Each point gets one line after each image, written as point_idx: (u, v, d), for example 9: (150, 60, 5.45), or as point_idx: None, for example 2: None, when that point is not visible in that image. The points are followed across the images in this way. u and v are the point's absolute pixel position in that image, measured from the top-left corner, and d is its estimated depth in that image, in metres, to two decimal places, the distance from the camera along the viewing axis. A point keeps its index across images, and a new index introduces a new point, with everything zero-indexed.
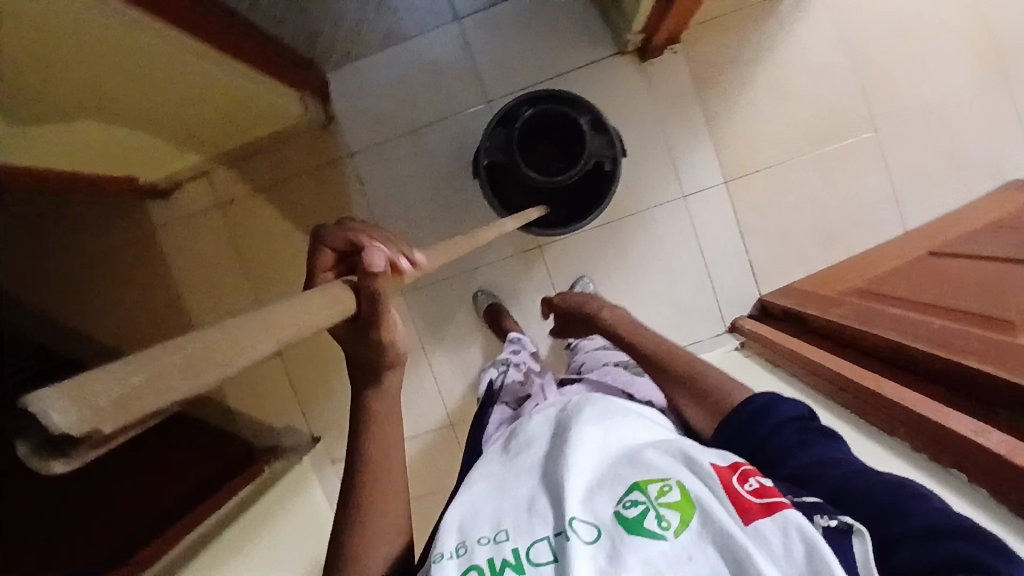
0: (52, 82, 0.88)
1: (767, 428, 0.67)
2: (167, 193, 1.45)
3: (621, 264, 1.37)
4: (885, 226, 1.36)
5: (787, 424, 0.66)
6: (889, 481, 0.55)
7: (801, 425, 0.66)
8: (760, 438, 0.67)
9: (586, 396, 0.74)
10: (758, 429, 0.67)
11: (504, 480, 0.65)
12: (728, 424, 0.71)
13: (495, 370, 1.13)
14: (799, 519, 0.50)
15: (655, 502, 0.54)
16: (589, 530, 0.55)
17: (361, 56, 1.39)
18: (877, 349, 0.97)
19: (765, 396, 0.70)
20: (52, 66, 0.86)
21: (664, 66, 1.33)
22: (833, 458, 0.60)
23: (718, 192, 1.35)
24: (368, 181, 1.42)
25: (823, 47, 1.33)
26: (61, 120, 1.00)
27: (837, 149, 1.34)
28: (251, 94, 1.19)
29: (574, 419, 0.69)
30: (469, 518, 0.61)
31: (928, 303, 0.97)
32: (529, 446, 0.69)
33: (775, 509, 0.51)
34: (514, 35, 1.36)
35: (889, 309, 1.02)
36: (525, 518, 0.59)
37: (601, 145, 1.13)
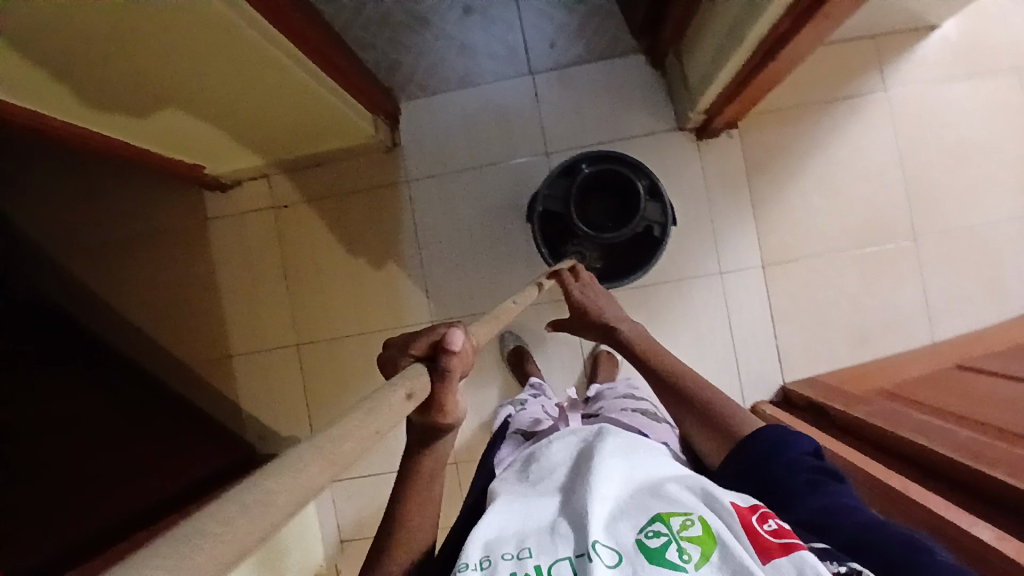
0: (158, 65, 0.94)
1: (779, 466, 0.71)
2: (226, 187, 1.51)
3: (651, 329, 1.40)
4: (913, 334, 1.38)
5: (799, 466, 0.70)
6: (905, 539, 0.59)
7: (812, 464, 0.71)
8: (770, 473, 0.71)
9: (608, 432, 0.78)
10: (771, 463, 0.72)
11: (526, 501, 0.69)
12: (741, 451, 0.75)
13: (512, 406, 1.14)
14: (814, 560, 0.54)
15: (677, 535, 0.57)
16: (612, 555, 0.57)
17: (436, 91, 1.46)
18: (900, 449, 0.97)
19: (777, 431, 0.75)
20: (160, 53, 0.91)
21: (720, 147, 1.40)
22: (840, 503, 0.65)
23: (755, 274, 1.39)
24: (421, 209, 1.47)
25: (873, 155, 1.39)
26: (152, 99, 1.06)
27: (875, 253, 1.38)
28: (333, 110, 1.25)
29: (598, 448, 0.73)
30: (495, 534, 0.64)
31: (954, 412, 0.98)
32: (549, 474, 0.73)
33: (793, 550, 0.55)
34: (583, 96, 1.43)
35: (916, 413, 1.03)
36: (548, 538, 0.62)
37: (655, 211, 1.18)
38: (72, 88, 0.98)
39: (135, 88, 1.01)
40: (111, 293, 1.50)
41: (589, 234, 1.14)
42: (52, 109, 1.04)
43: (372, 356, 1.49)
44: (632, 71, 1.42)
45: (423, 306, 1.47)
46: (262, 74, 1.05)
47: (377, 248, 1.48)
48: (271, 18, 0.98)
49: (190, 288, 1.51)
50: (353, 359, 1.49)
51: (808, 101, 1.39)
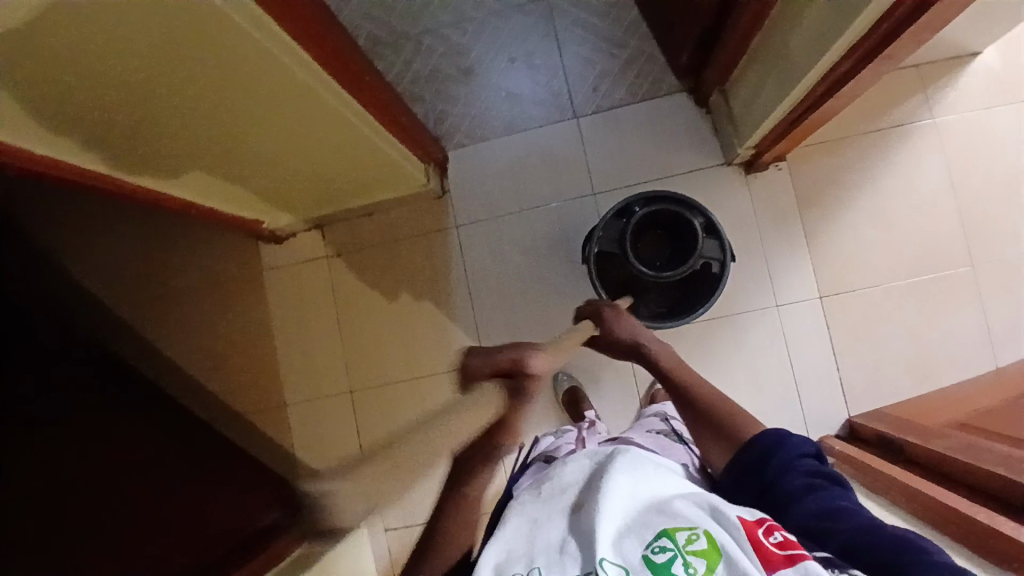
0: (234, 126, 0.98)
1: (779, 470, 0.85)
2: (281, 239, 1.56)
3: (708, 365, 1.38)
4: (978, 362, 1.35)
5: (798, 469, 0.84)
6: (891, 535, 0.70)
7: (808, 468, 0.84)
8: (771, 480, 0.85)
9: (619, 447, 0.80)
10: (771, 470, 0.86)
11: (535, 520, 0.72)
12: (745, 459, 0.89)
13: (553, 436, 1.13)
14: (818, 570, 0.59)
15: (683, 550, 0.63)
16: (619, 572, 0.62)
17: (483, 138, 1.50)
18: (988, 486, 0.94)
19: (775, 435, 0.90)
20: (239, 115, 0.95)
21: (768, 181, 1.41)
22: (832, 501, 0.78)
23: (812, 305, 1.38)
24: (470, 253, 1.49)
25: (924, 183, 1.38)
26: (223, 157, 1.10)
27: (932, 280, 1.37)
28: (389, 160, 1.29)
29: (608, 465, 0.76)
30: (506, 554, 0.69)
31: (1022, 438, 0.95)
32: (560, 491, 0.77)
33: (797, 560, 0.60)
34: (628, 136, 1.46)
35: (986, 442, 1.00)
36: (556, 558, 0.66)
37: (712, 248, 1.19)
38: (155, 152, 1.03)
39: (210, 147, 1.04)
40: None
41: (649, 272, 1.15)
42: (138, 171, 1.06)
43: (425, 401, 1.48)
44: (676, 110, 1.45)
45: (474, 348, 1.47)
46: (330, 130, 1.09)
47: (427, 292, 1.50)
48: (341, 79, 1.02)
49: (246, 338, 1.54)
50: (406, 404, 1.49)
51: (855, 132, 1.40)
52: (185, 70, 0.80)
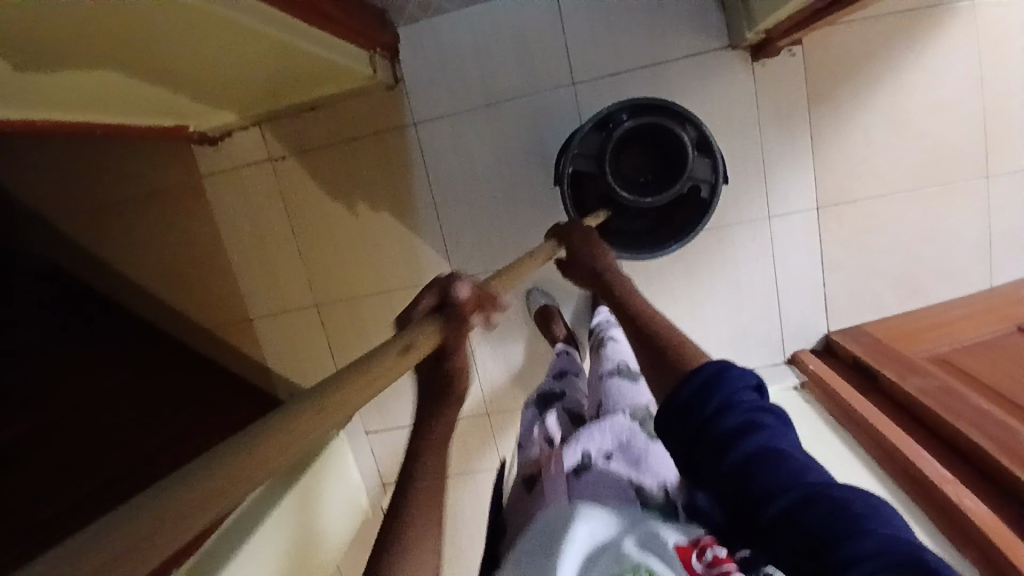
0: (106, 44, 0.76)
1: (712, 411, 0.60)
2: (216, 140, 1.35)
3: (686, 280, 1.30)
4: (971, 278, 1.27)
5: (741, 409, 0.59)
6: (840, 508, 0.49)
7: (749, 401, 0.61)
8: (704, 417, 0.60)
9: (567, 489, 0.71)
10: (708, 402, 0.61)
11: None
12: (676, 394, 0.64)
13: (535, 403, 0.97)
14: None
15: None
16: None
17: (440, 11, 1.24)
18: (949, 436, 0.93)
19: (716, 364, 0.64)
20: (105, 32, 0.73)
21: (777, 69, 1.19)
22: (778, 453, 0.55)
23: (808, 216, 1.25)
24: (431, 154, 1.31)
25: (959, 73, 1.18)
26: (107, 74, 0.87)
27: (942, 189, 1.23)
28: (326, 59, 1.06)
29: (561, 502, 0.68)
30: None
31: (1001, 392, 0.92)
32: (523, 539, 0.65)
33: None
34: (615, 9, 1.20)
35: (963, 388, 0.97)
36: None
37: (703, 169, 1.05)
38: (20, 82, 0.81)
39: (89, 64, 0.81)
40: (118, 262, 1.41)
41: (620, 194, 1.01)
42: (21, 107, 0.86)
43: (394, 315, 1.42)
44: None
45: (442, 267, 1.36)
46: (238, 36, 0.86)
47: (385, 200, 1.34)
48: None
49: (195, 251, 1.41)
50: (374, 318, 1.42)
51: (886, 7, 1.15)
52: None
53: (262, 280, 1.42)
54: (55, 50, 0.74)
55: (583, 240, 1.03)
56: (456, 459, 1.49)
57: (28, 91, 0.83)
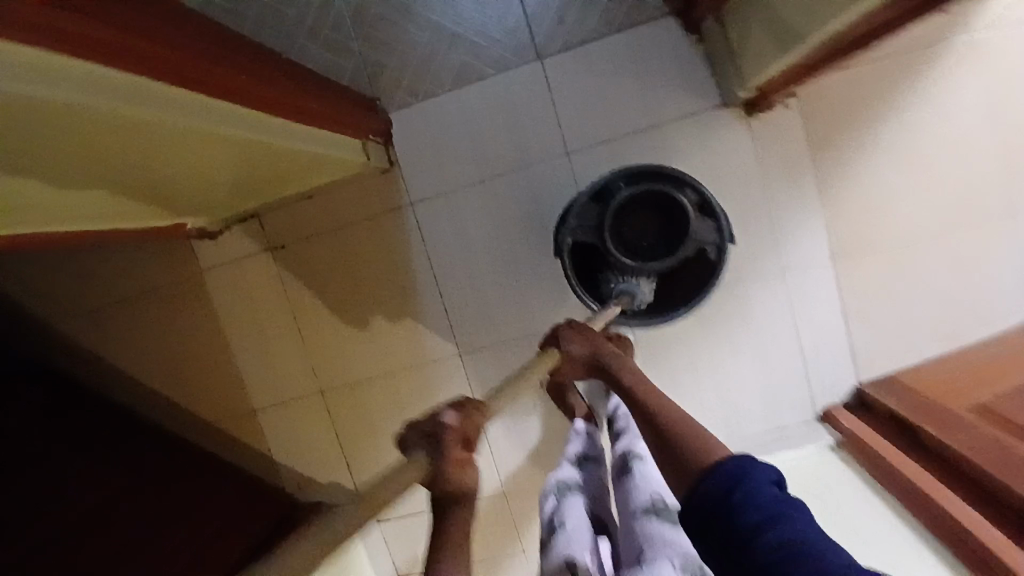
0: (91, 168, 0.76)
1: (730, 508, 0.62)
2: (215, 234, 1.33)
3: (703, 341, 1.25)
4: (1008, 316, 1.20)
5: (760, 505, 0.61)
6: None
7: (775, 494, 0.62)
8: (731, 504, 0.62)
9: None
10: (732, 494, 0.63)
11: None
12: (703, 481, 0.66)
13: (555, 497, 0.83)
14: None
15: None
16: None
17: (430, 94, 1.25)
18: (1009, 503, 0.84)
19: (737, 459, 0.66)
20: (91, 158, 0.73)
21: (773, 123, 1.17)
22: (794, 538, 0.57)
23: (824, 267, 1.21)
24: (431, 232, 1.30)
25: (963, 111, 1.15)
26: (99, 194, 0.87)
27: (963, 227, 1.18)
28: (318, 152, 1.05)
29: None
30: None
31: None
32: None
33: None
34: (604, 78, 1.20)
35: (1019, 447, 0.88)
36: None
37: (707, 231, 1.07)
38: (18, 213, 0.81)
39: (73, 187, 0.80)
40: (123, 364, 1.39)
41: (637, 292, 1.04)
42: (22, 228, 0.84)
43: (403, 400, 1.37)
44: (661, 42, 1.18)
45: (449, 347, 1.33)
46: (224, 141, 0.86)
47: (387, 281, 1.32)
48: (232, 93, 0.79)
49: (198, 349, 1.38)
50: (385, 401, 1.37)
51: (878, 53, 1.14)
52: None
53: (268, 371, 1.39)
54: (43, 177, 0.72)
55: (573, 333, 0.99)
56: (478, 544, 1.41)
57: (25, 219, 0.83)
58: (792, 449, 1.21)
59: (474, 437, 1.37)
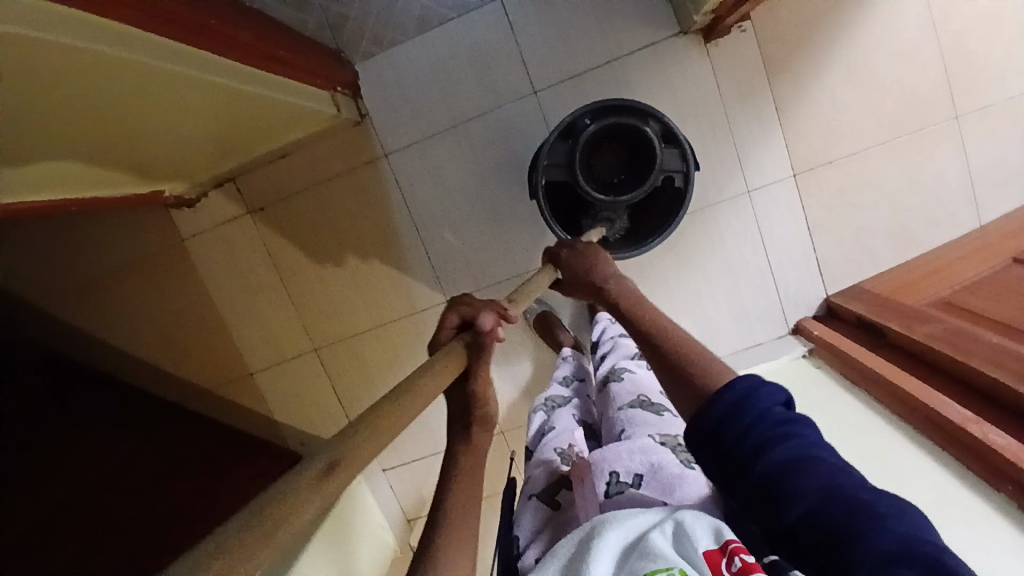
0: (63, 129, 0.76)
1: (735, 430, 0.57)
2: (193, 201, 1.34)
3: (678, 267, 1.30)
4: (959, 219, 1.27)
5: (767, 428, 0.56)
6: (859, 505, 0.48)
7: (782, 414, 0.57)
8: (737, 424, 0.57)
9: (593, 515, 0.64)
10: (741, 416, 0.57)
11: None
12: (704, 407, 0.60)
13: (544, 412, 0.94)
14: None
15: None
16: None
17: (394, 43, 1.26)
18: (954, 373, 0.92)
19: (747, 380, 0.59)
20: (64, 114, 0.73)
21: (730, 48, 1.21)
22: (804, 461, 0.53)
23: (787, 185, 1.26)
24: (407, 182, 1.32)
25: (908, 23, 1.19)
26: (74, 158, 0.88)
27: (915, 137, 1.24)
28: (287, 103, 1.06)
29: (589, 526, 0.62)
30: None
31: (1002, 322, 0.90)
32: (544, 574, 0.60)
33: None
34: (563, 15, 1.22)
35: (968, 326, 0.95)
36: None
37: (672, 158, 1.09)
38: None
39: (36, 150, 0.79)
40: (113, 339, 1.39)
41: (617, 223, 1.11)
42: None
43: (394, 349, 1.41)
44: None
45: (435, 295, 1.36)
46: (193, 93, 0.86)
47: (368, 233, 1.34)
48: (188, 32, 0.80)
49: (187, 317, 1.40)
50: (376, 352, 1.41)
51: None
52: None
53: (259, 333, 1.41)
54: (7, 139, 0.72)
55: (573, 256, 1.01)
56: (479, 482, 1.47)
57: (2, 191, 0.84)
58: (765, 360, 1.29)
59: None
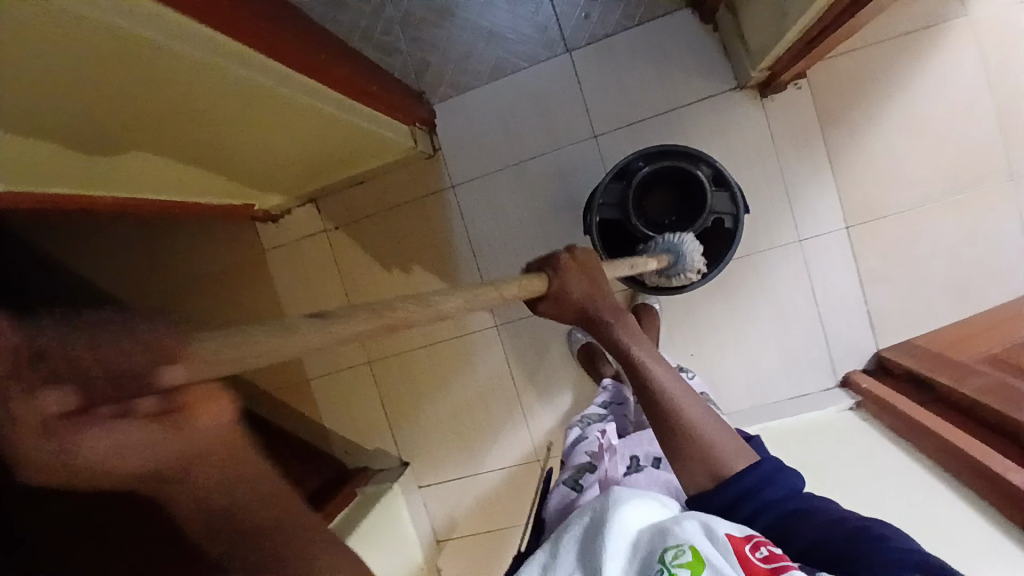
0: (185, 134, 0.90)
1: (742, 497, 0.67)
2: (277, 218, 1.48)
3: (724, 308, 1.32)
4: (1020, 281, 1.25)
5: (765, 489, 0.67)
6: (849, 528, 0.60)
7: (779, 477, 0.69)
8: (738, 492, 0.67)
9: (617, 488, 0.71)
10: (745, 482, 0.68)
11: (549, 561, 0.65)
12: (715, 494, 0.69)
13: (580, 428, 0.98)
14: None
15: (669, 566, 0.57)
16: None
17: (469, 86, 1.38)
18: (1005, 427, 0.89)
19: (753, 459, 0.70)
20: (187, 122, 0.87)
21: (786, 103, 1.27)
22: (802, 508, 0.65)
23: (838, 236, 1.28)
24: (469, 212, 1.42)
25: (967, 85, 1.22)
26: (183, 161, 1.02)
27: (974, 197, 1.24)
28: (369, 133, 1.19)
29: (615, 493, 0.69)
30: None
31: None
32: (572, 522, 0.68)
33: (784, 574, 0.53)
34: (626, 67, 1.32)
35: (1022, 383, 0.93)
36: None
37: (723, 201, 1.15)
38: (113, 172, 0.95)
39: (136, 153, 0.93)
40: None
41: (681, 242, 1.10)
42: (91, 187, 0.97)
43: (442, 367, 1.47)
44: (679, 34, 1.29)
45: (485, 318, 1.43)
46: (297, 116, 1.00)
47: (428, 257, 1.44)
48: (295, 61, 0.93)
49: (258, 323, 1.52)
50: (425, 370, 1.48)
51: (885, 34, 1.22)
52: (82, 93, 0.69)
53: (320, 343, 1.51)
54: (140, 136, 0.85)
55: (571, 267, 0.85)
56: (511, 509, 1.49)
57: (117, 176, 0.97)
58: (810, 409, 1.27)
59: (508, 402, 1.46)
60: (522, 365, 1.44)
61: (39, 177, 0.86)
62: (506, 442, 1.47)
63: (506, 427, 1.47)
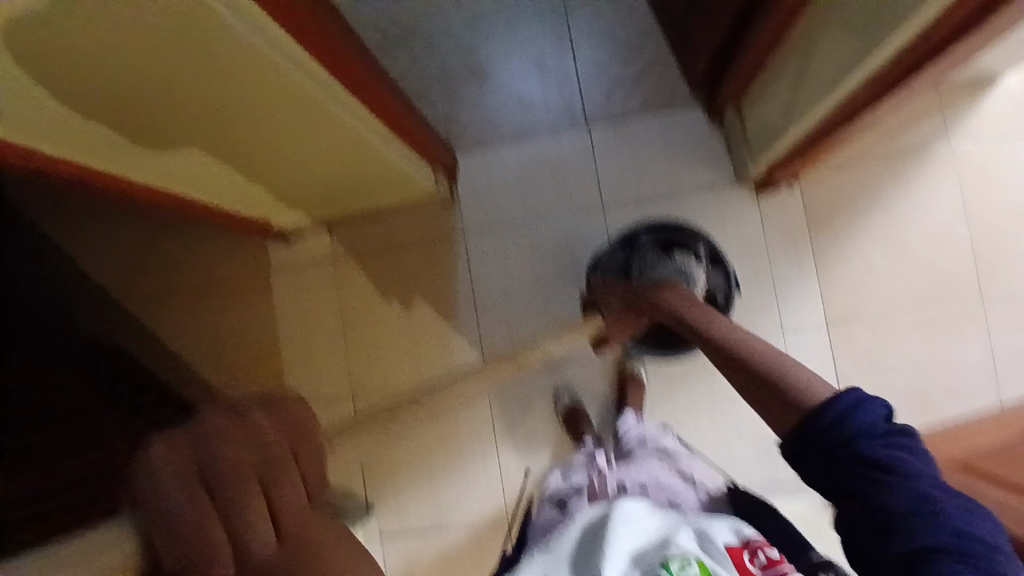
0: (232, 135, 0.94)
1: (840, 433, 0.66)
2: (289, 237, 1.51)
3: (705, 383, 1.41)
4: (978, 397, 1.34)
5: (869, 433, 0.65)
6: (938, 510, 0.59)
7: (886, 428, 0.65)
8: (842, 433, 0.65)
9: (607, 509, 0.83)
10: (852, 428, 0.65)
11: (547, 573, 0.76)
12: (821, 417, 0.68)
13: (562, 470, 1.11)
14: None
15: None
16: None
17: (493, 144, 1.49)
18: None
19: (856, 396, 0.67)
20: (239, 125, 0.92)
21: (779, 203, 1.39)
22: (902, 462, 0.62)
23: (818, 331, 1.37)
24: (475, 260, 1.48)
25: (939, 211, 1.37)
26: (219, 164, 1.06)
27: (940, 312, 1.36)
28: (397, 167, 1.26)
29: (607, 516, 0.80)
30: None
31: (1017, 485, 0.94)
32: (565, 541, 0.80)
33: None
34: (639, 150, 1.44)
35: (986, 484, 0.98)
36: None
37: (716, 278, 1.26)
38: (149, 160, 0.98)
39: (179, 148, 0.97)
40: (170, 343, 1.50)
41: (689, 271, 1.18)
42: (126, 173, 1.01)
43: (424, 407, 1.48)
44: (690, 129, 1.43)
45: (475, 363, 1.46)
46: (340, 139, 1.06)
47: (429, 298, 1.49)
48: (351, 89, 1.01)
49: (244, 338, 1.51)
50: (407, 409, 1.48)
51: (871, 156, 1.37)
52: (163, 84, 0.75)
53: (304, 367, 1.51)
54: (191, 129, 0.89)
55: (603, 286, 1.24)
56: (473, 567, 1.45)
57: (150, 166, 1.00)
58: None
59: (485, 453, 1.46)
60: (505, 418, 1.46)
61: (79, 152, 0.88)
62: (478, 494, 1.46)
63: (480, 478, 1.46)
